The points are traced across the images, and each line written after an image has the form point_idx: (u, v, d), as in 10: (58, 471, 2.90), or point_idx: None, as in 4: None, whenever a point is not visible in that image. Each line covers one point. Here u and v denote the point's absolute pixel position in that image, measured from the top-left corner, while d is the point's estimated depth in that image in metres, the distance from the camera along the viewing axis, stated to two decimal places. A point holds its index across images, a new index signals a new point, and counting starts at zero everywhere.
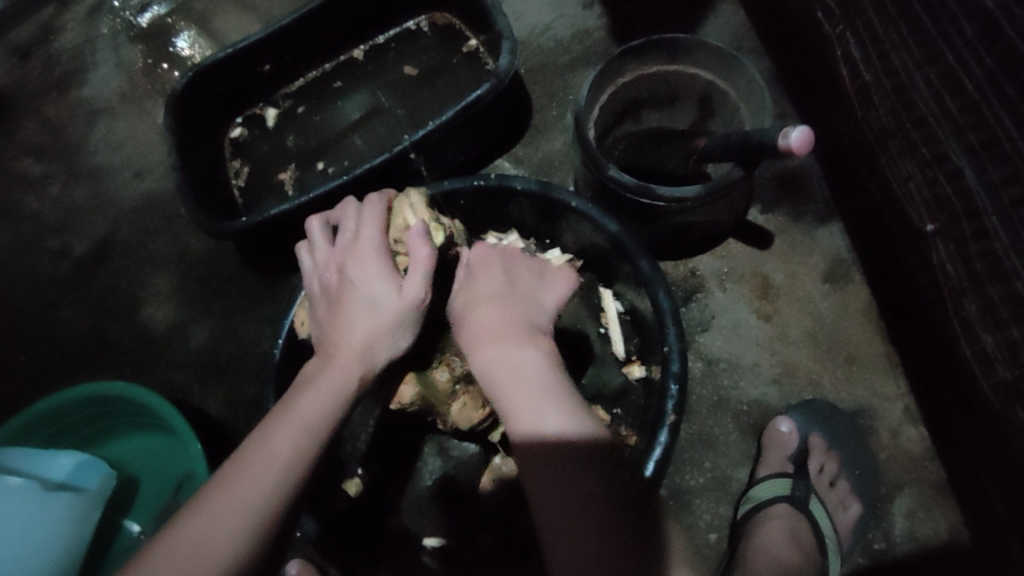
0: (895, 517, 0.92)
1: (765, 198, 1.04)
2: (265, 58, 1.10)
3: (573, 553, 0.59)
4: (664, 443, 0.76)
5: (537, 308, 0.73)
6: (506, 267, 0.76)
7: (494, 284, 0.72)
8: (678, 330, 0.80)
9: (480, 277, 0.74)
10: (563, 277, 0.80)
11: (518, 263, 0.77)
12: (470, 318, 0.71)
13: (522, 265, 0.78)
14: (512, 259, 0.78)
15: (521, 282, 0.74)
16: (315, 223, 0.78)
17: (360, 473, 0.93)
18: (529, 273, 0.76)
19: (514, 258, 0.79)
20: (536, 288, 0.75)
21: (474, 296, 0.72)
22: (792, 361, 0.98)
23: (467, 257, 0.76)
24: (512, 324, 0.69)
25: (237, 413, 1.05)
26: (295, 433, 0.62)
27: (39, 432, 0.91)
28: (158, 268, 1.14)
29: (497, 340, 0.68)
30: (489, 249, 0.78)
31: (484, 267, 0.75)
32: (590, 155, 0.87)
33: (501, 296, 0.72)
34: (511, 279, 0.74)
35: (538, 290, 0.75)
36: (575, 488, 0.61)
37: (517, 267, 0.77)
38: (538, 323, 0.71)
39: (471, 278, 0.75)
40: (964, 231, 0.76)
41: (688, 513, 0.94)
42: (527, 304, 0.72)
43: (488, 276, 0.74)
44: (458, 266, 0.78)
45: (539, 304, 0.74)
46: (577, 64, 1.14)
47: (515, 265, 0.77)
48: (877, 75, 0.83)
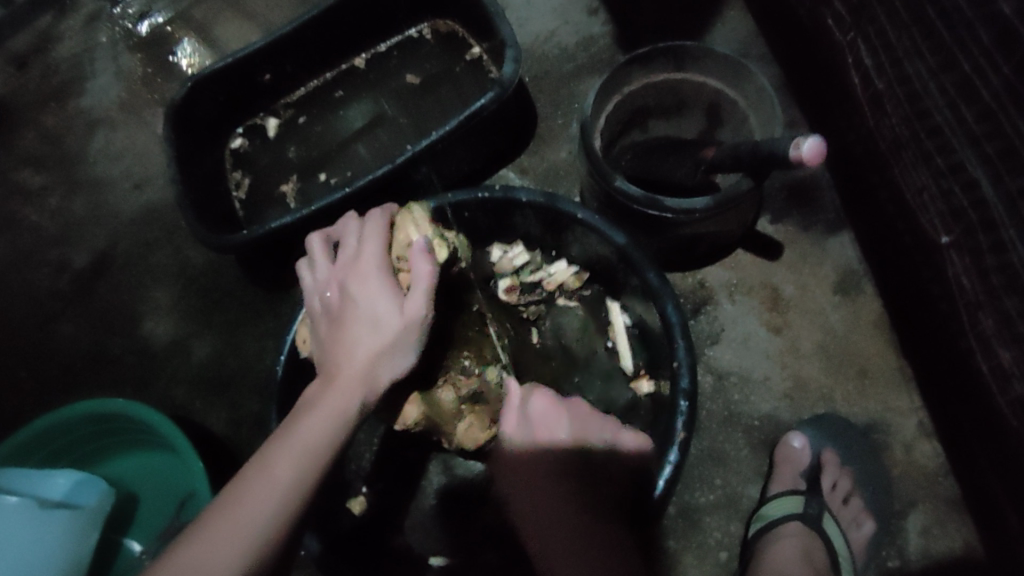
0: (908, 534, 0.90)
1: (774, 208, 1.02)
2: (265, 67, 1.09)
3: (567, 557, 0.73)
4: (673, 461, 0.74)
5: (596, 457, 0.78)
6: (574, 420, 0.79)
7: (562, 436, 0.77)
8: (687, 345, 0.78)
9: (541, 444, 0.76)
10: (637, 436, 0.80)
11: (586, 424, 0.79)
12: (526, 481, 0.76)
13: (588, 423, 0.79)
14: (580, 417, 0.79)
15: (589, 439, 0.78)
16: (315, 239, 0.76)
17: (364, 491, 0.92)
18: (596, 436, 0.78)
19: (582, 414, 0.80)
20: (602, 429, 0.79)
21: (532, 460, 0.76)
22: (803, 374, 0.96)
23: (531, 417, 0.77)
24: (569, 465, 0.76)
25: (240, 429, 1.03)
26: (294, 457, 0.60)
27: (37, 451, 0.90)
28: (159, 281, 1.13)
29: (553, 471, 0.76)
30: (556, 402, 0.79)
31: (549, 431, 0.77)
32: (597, 166, 0.86)
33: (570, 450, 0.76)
34: (574, 450, 0.77)
35: (604, 445, 0.79)
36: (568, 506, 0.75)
37: (585, 422, 0.80)
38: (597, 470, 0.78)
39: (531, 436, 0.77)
40: (981, 243, 0.75)
41: (697, 531, 0.92)
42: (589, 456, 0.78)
43: (553, 423, 0.78)
44: (512, 404, 0.79)
45: (601, 458, 0.78)
46: (582, 72, 1.12)
47: (583, 420, 0.80)
48: (889, 83, 0.82)
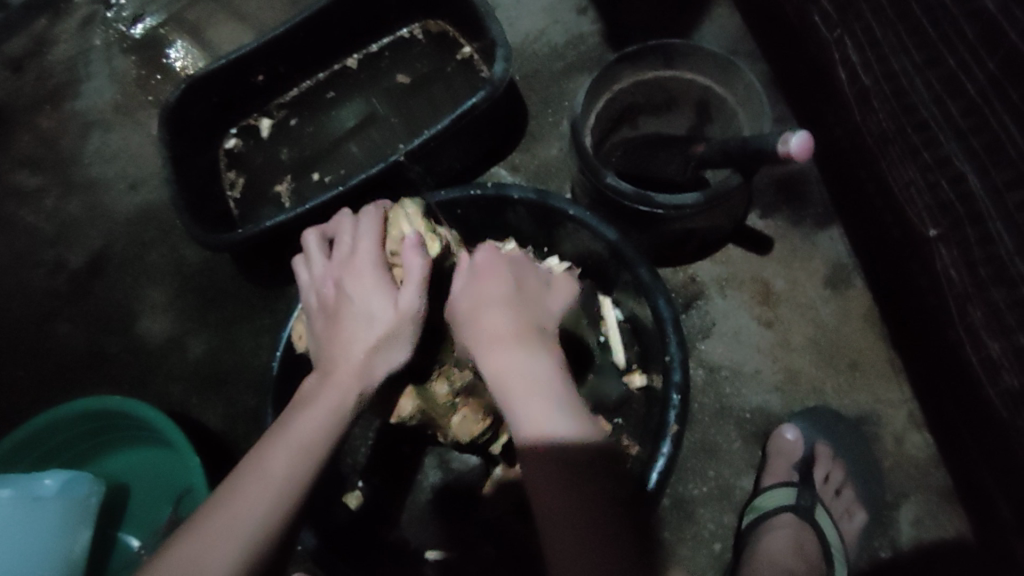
0: (900, 524, 0.91)
1: (764, 202, 1.03)
2: (258, 68, 1.09)
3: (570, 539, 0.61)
4: (666, 454, 0.76)
5: (546, 318, 0.72)
6: (514, 271, 0.73)
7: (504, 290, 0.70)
8: (679, 338, 0.79)
9: (486, 278, 0.71)
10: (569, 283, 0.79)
11: (520, 263, 0.76)
12: (474, 321, 0.69)
13: (523, 266, 0.76)
14: (516, 261, 0.76)
15: (529, 294, 0.72)
16: (310, 236, 0.77)
17: (360, 485, 0.92)
18: (533, 276, 0.75)
19: (517, 261, 0.75)
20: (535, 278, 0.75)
21: (474, 302, 0.70)
22: (794, 368, 0.97)
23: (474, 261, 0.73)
24: (523, 335, 0.67)
25: (236, 426, 1.04)
26: (290, 454, 0.61)
27: (29, 452, 0.89)
28: (154, 280, 1.13)
29: (515, 335, 0.67)
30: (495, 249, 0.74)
31: (488, 270, 0.72)
32: (588, 163, 0.86)
33: (510, 303, 0.69)
34: (517, 279, 0.72)
35: (545, 297, 0.73)
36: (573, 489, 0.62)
37: (524, 272, 0.74)
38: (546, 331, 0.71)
39: (470, 277, 0.72)
40: (968, 236, 0.75)
41: (692, 523, 0.93)
42: (534, 310, 0.71)
43: (498, 286, 0.71)
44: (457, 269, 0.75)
45: (548, 318, 0.72)
46: (572, 71, 1.13)
47: (522, 270, 0.74)
48: (876, 78, 0.82)
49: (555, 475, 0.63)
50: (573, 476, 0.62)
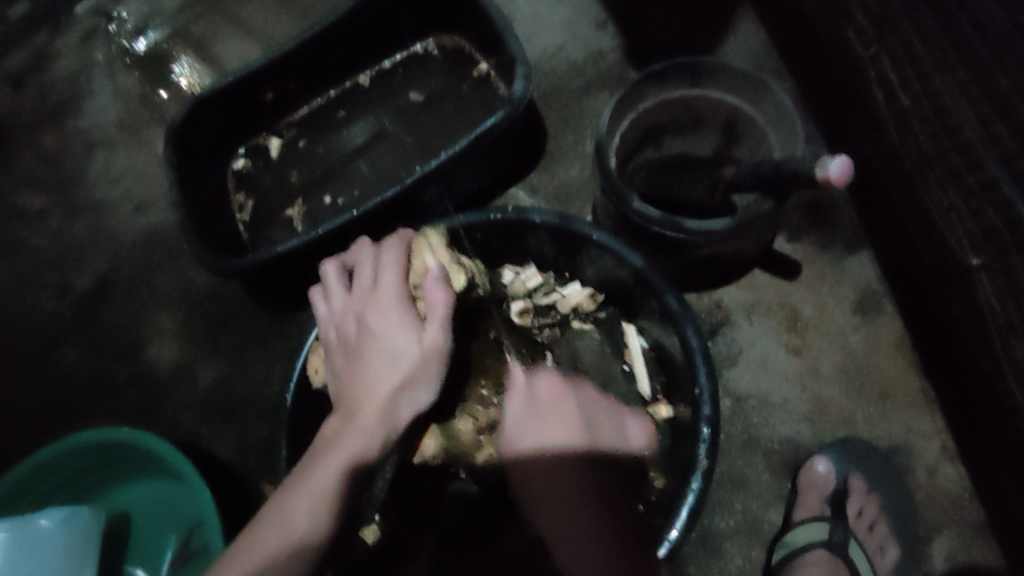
0: (934, 559, 0.89)
1: (791, 226, 1.00)
2: (268, 86, 1.06)
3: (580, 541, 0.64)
4: (696, 489, 0.72)
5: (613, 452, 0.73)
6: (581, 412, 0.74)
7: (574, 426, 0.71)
8: (709, 370, 0.76)
9: (552, 416, 0.73)
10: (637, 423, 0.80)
11: (592, 404, 0.76)
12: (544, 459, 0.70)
13: (594, 405, 0.76)
14: (587, 403, 0.76)
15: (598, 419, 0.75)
16: (331, 268, 0.74)
17: (379, 519, 0.88)
18: (604, 413, 0.76)
19: (590, 402, 0.76)
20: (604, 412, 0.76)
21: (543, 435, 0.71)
22: (823, 397, 0.95)
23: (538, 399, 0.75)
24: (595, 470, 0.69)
25: (248, 458, 1.01)
26: (309, 504, 0.58)
27: (22, 497, 0.86)
28: (162, 305, 1.10)
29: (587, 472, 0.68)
30: (562, 394, 0.75)
31: (558, 404, 0.74)
32: (612, 185, 0.84)
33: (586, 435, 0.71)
34: (587, 412, 0.74)
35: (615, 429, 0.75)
36: (589, 485, 0.67)
37: (593, 410, 0.75)
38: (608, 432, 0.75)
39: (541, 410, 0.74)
40: (1014, 263, 0.72)
41: (718, 559, 0.90)
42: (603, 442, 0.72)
43: (563, 413, 0.73)
44: (517, 391, 0.78)
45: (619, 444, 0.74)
46: (592, 88, 1.10)
47: (593, 408, 0.75)
48: (916, 97, 0.79)
49: (575, 482, 0.67)
50: (592, 484, 0.67)
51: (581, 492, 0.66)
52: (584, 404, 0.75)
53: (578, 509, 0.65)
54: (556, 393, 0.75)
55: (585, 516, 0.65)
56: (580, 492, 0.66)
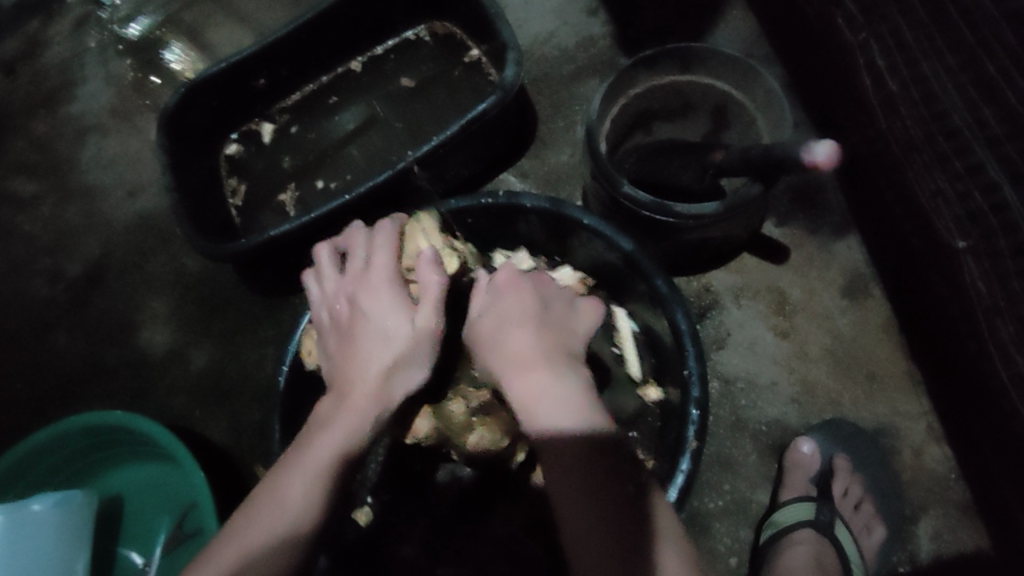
0: (920, 539, 0.90)
1: (779, 211, 1.01)
2: (260, 71, 1.06)
3: (578, 514, 0.60)
4: (685, 470, 0.74)
5: (572, 338, 0.71)
6: (539, 298, 0.72)
7: (533, 311, 0.69)
8: (698, 351, 0.77)
9: (511, 300, 0.70)
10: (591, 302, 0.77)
11: (545, 288, 0.74)
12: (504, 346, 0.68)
13: (549, 290, 0.74)
14: (540, 286, 0.74)
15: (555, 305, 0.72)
16: (324, 250, 0.75)
17: (370, 501, 0.87)
18: (561, 299, 0.74)
19: (544, 286, 0.74)
20: (560, 297, 0.74)
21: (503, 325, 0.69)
22: (811, 379, 0.96)
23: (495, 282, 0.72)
24: (554, 355, 0.67)
25: (241, 440, 1.01)
26: (304, 479, 0.59)
27: (18, 481, 0.86)
28: (154, 290, 1.10)
29: (547, 361, 0.66)
30: (517, 275, 0.73)
31: (516, 288, 0.71)
32: (602, 170, 0.84)
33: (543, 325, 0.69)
34: (545, 297, 0.72)
35: (572, 315, 0.73)
36: (591, 451, 0.61)
37: (549, 294, 0.73)
38: (581, 351, 0.70)
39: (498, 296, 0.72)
40: (1000, 246, 0.73)
41: (707, 537, 0.91)
42: (561, 331, 0.70)
43: (522, 300, 0.71)
44: (476, 282, 0.75)
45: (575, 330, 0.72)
46: (582, 74, 1.11)
47: (548, 292, 0.74)
48: (904, 83, 0.80)
49: (577, 452, 0.62)
50: (592, 449, 0.62)
51: (578, 458, 0.61)
52: (540, 290, 0.72)
53: (575, 478, 0.61)
54: (511, 275, 0.73)
55: (580, 486, 0.60)
56: (577, 462, 0.61)
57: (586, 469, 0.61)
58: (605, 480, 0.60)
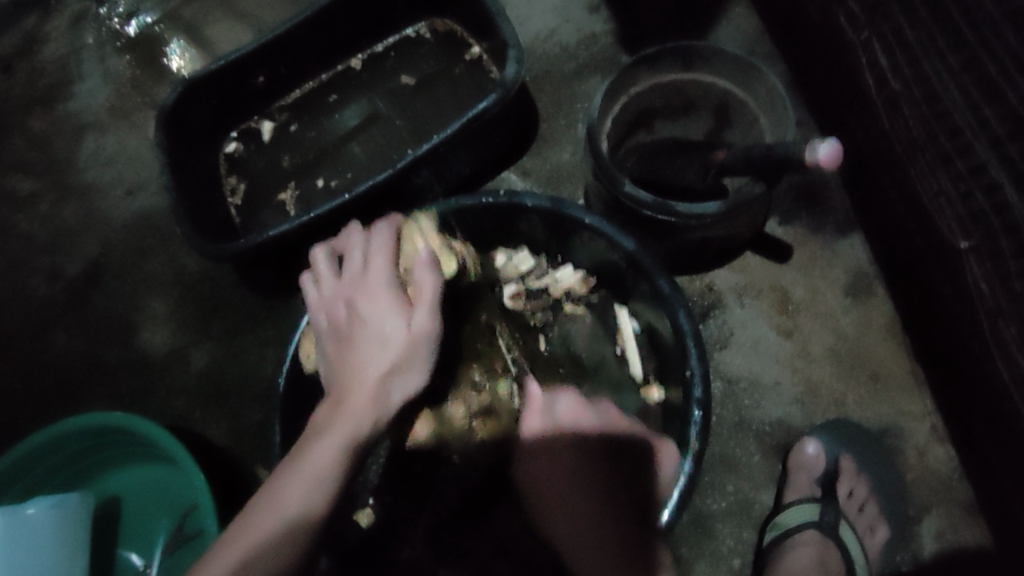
0: (923, 538, 0.90)
1: (781, 209, 1.01)
2: (259, 69, 1.06)
3: (578, 507, 0.70)
4: (687, 472, 0.73)
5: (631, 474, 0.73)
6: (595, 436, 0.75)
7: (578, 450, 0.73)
8: (701, 352, 0.77)
9: (564, 439, 0.75)
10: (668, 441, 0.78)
11: (610, 422, 0.77)
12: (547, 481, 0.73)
13: (613, 423, 0.77)
14: (604, 421, 0.77)
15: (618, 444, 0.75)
16: (320, 254, 0.74)
17: (372, 503, 0.87)
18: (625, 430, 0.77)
19: (610, 417, 0.78)
20: (628, 426, 0.77)
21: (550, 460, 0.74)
22: (814, 379, 0.95)
23: (554, 420, 0.77)
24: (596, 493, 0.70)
25: (242, 441, 1.01)
26: (304, 485, 0.59)
27: (15, 482, 0.85)
28: (154, 290, 1.10)
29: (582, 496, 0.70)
30: (572, 415, 0.77)
31: (569, 428, 0.76)
32: (604, 169, 0.84)
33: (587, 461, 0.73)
34: (602, 435, 0.75)
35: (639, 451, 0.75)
36: (589, 455, 0.73)
37: (612, 433, 0.76)
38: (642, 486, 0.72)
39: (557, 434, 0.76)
40: (1002, 247, 0.72)
41: (710, 538, 0.91)
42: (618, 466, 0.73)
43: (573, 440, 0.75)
44: (540, 412, 0.80)
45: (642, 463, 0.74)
46: (584, 71, 1.10)
47: (613, 427, 0.77)
48: (906, 82, 0.79)
49: (574, 458, 0.73)
50: (593, 455, 0.73)
51: (576, 458, 0.73)
52: (599, 426, 0.76)
53: (576, 478, 0.71)
54: (569, 414, 0.77)
55: (581, 482, 0.71)
56: (573, 459, 0.73)
57: (582, 464, 0.72)
58: (602, 482, 0.71)
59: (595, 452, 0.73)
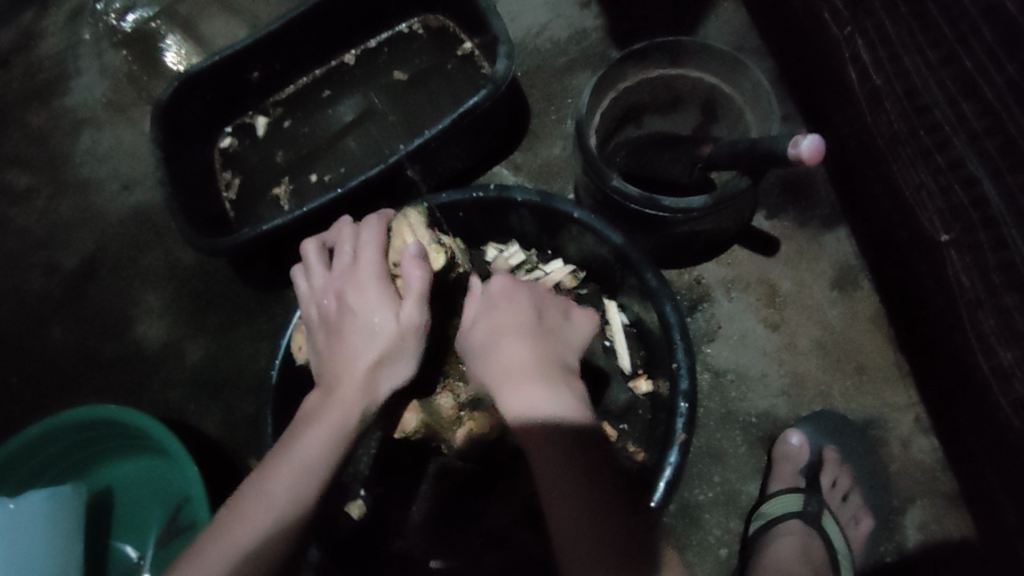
0: (906, 528, 0.91)
1: (769, 204, 1.01)
2: (253, 65, 1.07)
3: (569, 505, 0.61)
4: (673, 463, 0.74)
5: (568, 351, 0.71)
6: (535, 307, 0.72)
7: (528, 323, 0.69)
8: (686, 344, 0.78)
9: (505, 308, 0.70)
10: (584, 313, 0.80)
11: (541, 296, 0.74)
12: (494, 356, 0.67)
13: (544, 299, 0.75)
14: (536, 294, 0.74)
15: (551, 320, 0.72)
16: (311, 246, 0.75)
17: (363, 494, 0.89)
18: (555, 305, 0.75)
19: (540, 292, 0.75)
20: (557, 305, 0.75)
21: (496, 335, 0.68)
22: (800, 372, 0.96)
23: (491, 289, 0.73)
24: (546, 366, 0.66)
25: (236, 433, 1.02)
26: (292, 476, 0.60)
27: (11, 474, 0.87)
28: (150, 284, 1.11)
29: (542, 375, 0.65)
30: (508, 283, 0.73)
31: (509, 298, 0.72)
32: (592, 164, 0.85)
33: (537, 337, 0.68)
34: (539, 306, 0.72)
35: (567, 327, 0.74)
36: (573, 447, 0.63)
37: (546, 305, 0.73)
38: (574, 368, 0.70)
39: (494, 303, 0.71)
40: (980, 240, 0.73)
41: (697, 529, 0.93)
42: (558, 345, 0.70)
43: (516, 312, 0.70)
44: (472, 293, 0.75)
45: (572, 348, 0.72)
46: (575, 67, 1.11)
47: (544, 300, 0.74)
48: (888, 78, 0.80)
49: (559, 449, 0.63)
50: (575, 445, 0.63)
51: (562, 450, 0.63)
52: (535, 301, 0.72)
53: (564, 474, 0.62)
54: (504, 281, 0.73)
55: (571, 478, 0.62)
56: (560, 453, 0.62)
57: (568, 458, 0.62)
58: (590, 474, 0.62)
59: (579, 441, 0.63)
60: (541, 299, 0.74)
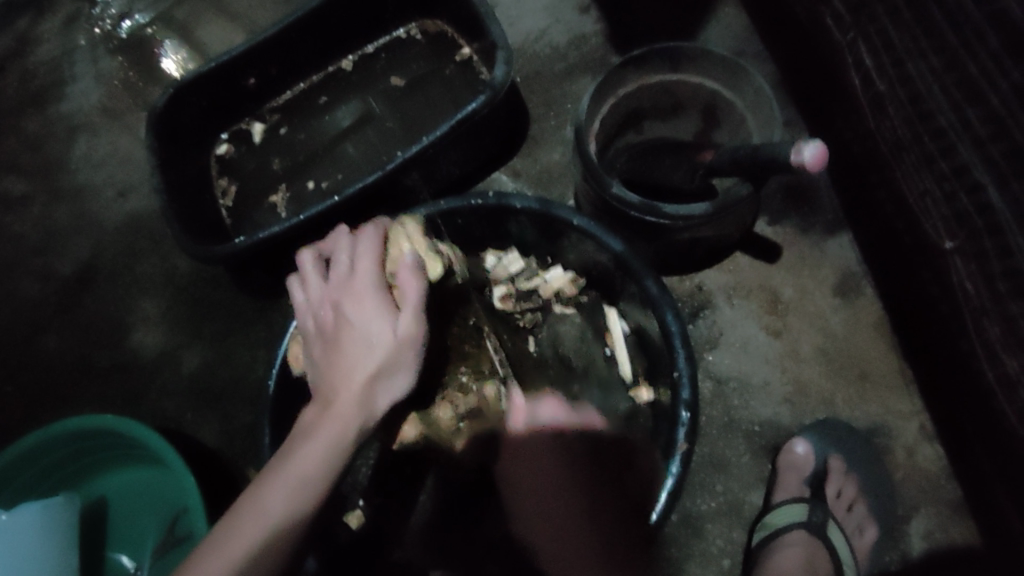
0: (911, 538, 0.90)
1: (771, 209, 1.01)
2: (250, 71, 1.06)
3: (558, 507, 0.77)
4: (675, 473, 0.72)
5: (608, 487, 0.79)
6: (576, 447, 0.79)
7: (565, 478, 0.77)
8: (688, 352, 0.76)
9: (546, 455, 0.78)
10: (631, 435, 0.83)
11: (587, 430, 0.80)
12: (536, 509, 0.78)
13: (591, 431, 0.81)
14: (582, 429, 0.80)
15: (593, 458, 0.79)
16: (306, 256, 0.74)
17: (362, 504, 0.88)
18: (601, 438, 0.81)
19: (585, 423, 0.81)
20: (603, 433, 0.81)
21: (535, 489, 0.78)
22: (803, 379, 0.96)
23: (537, 428, 0.79)
24: (579, 530, 0.76)
25: (233, 443, 1.01)
26: (288, 489, 0.58)
27: (6, 486, 0.86)
28: (146, 292, 1.10)
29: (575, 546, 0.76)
30: (553, 424, 0.80)
31: (553, 443, 0.79)
32: (592, 171, 0.84)
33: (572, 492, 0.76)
34: (580, 448, 0.79)
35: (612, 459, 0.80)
36: (567, 461, 0.78)
37: (587, 445, 0.79)
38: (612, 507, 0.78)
39: (537, 447, 0.79)
40: (985, 248, 0.73)
41: (700, 539, 0.91)
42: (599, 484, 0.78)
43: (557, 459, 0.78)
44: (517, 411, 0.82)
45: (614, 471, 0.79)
46: (575, 72, 1.10)
47: (588, 437, 0.80)
48: (891, 83, 0.79)
49: (555, 465, 0.78)
50: (568, 462, 0.78)
51: (558, 466, 0.78)
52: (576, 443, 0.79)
53: (557, 482, 0.77)
54: (547, 421, 0.80)
55: (562, 487, 0.77)
56: (558, 467, 0.77)
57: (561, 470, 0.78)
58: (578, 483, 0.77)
59: (573, 458, 0.78)
60: (585, 435, 0.80)
